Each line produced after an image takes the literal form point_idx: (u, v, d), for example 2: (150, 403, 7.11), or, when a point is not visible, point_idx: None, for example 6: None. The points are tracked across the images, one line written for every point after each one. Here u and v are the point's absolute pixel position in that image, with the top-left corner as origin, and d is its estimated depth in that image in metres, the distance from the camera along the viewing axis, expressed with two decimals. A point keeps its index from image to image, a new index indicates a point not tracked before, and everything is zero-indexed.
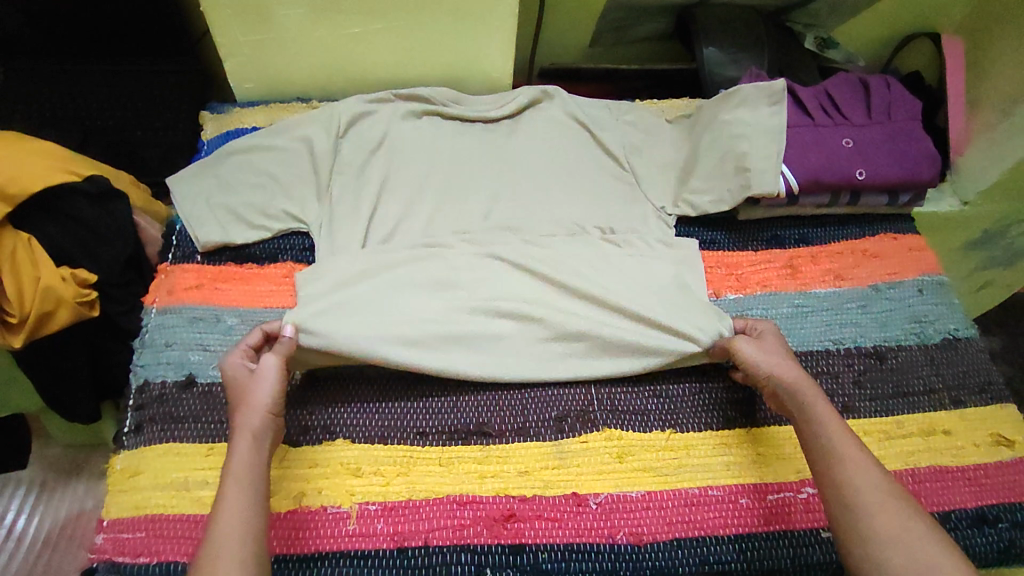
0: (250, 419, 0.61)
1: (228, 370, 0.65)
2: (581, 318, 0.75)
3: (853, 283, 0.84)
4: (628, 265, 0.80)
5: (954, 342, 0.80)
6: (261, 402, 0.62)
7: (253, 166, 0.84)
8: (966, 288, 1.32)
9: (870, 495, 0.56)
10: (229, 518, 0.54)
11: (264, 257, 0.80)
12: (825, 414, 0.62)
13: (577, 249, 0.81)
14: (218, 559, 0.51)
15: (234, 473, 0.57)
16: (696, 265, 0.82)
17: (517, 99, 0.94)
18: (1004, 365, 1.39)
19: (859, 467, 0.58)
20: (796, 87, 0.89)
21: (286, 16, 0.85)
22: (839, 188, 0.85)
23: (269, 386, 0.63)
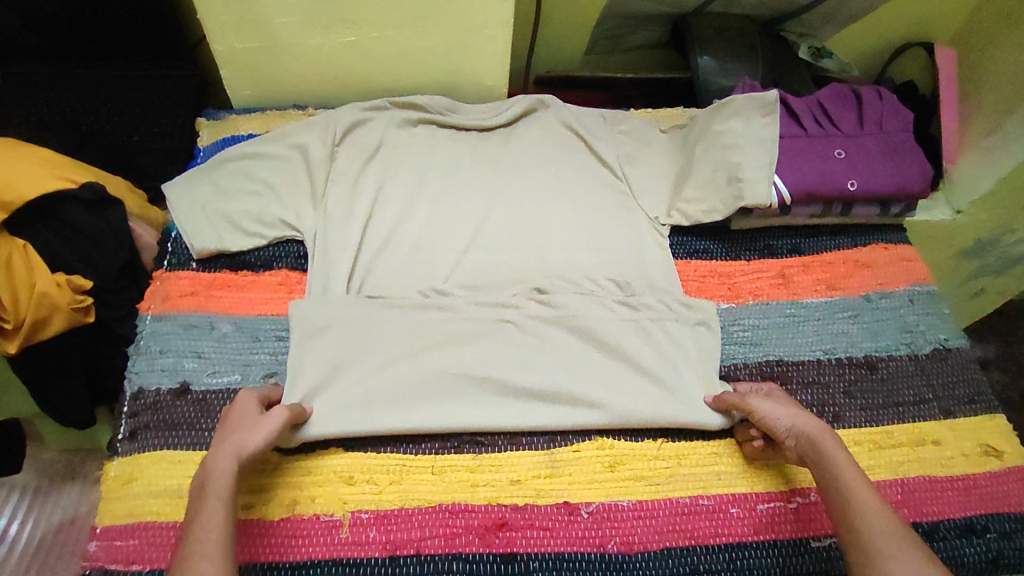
0: (239, 446, 0.61)
1: (240, 401, 0.66)
2: (576, 377, 0.73)
3: (845, 292, 0.84)
4: (645, 327, 0.77)
5: (944, 352, 0.81)
6: (255, 438, 0.62)
7: (250, 174, 0.85)
8: (960, 296, 1.33)
9: (888, 547, 0.55)
10: (198, 537, 0.54)
11: (259, 264, 0.80)
12: (845, 465, 0.62)
13: (590, 313, 0.77)
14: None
15: (213, 489, 0.57)
16: (717, 328, 0.78)
17: (513, 108, 0.95)
18: (998, 373, 1.39)
19: (879, 520, 0.57)
20: (789, 97, 0.90)
21: (282, 23, 0.86)
22: (831, 198, 0.85)
23: (261, 425, 0.63)
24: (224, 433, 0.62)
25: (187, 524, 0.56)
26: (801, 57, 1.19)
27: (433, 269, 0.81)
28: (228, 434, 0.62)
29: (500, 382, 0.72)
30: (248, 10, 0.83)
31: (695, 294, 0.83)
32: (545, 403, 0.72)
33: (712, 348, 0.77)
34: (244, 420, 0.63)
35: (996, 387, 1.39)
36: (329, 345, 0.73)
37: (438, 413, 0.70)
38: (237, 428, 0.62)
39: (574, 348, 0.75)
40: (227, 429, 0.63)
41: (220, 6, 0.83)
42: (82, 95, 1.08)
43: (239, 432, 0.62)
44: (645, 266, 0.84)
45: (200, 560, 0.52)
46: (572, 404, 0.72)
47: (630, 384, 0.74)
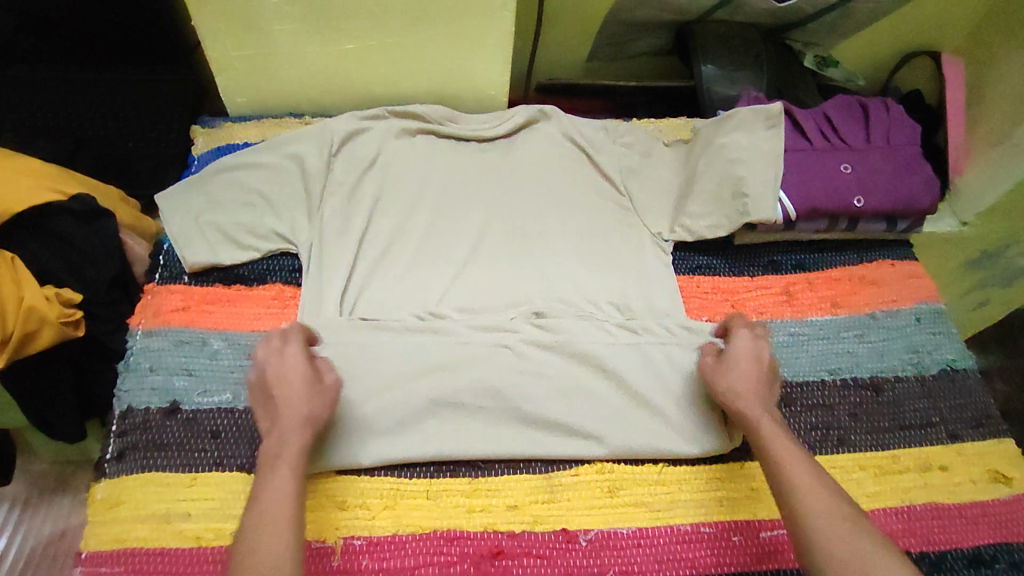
0: (307, 416, 0.63)
1: (297, 357, 0.66)
2: (576, 405, 0.72)
3: (850, 310, 0.83)
4: (649, 353, 0.75)
5: (952, 374, 0.79)
6: (321, 407, 0.64)
7: (243, 184, 0.83)
8: (964, 308, 1.31)
9: (821, 523, 0.55)
10: (273, 504, 0.55)
11: (252, 278, 0.79)
12: (780, 442, 0.62)
13: (589, 336, 0.75)
14: (263, 554, 0.52)
15: (284, 456, 0.59)
16: None
17: (514, 119, 0.94)
18: (1001, 385, 1.38)
19: (812, 497, 0.57)
20: (794, 109, 0.88)
21: (278, 31, 0.84)
22: (837, 214, 0.84)
23: (322, 393, 0.65)
24: (291, 394, 0.63)
25: (256, 490, 0.57)
26: (805, 65, 1.18)
27: (429, 289, 0.80)
28: (291, 401, 0.63)
29: (495, 408, 0.71)
30: (243, 18, 0.82)
31: (697, 311, 0.82)
32: (543, 428, 0.70)
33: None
34: (304, 386, 0.64)
35: (999, 399, 1.37)
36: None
37: (432, 441, 0.68)
38: (302, 395, 0.63)
39: (573, 371, 0.74)
40: (288, 394, 0.63)
41: (215, 14, 0.81)
42: (76, 102, 1.06)
43: (303, 399, 0.63)
44: (648, 289, 0.82)
45: (282, 528, 0.54)
46: (571, 432, 0.70)
47: (633, 416, 0.72)
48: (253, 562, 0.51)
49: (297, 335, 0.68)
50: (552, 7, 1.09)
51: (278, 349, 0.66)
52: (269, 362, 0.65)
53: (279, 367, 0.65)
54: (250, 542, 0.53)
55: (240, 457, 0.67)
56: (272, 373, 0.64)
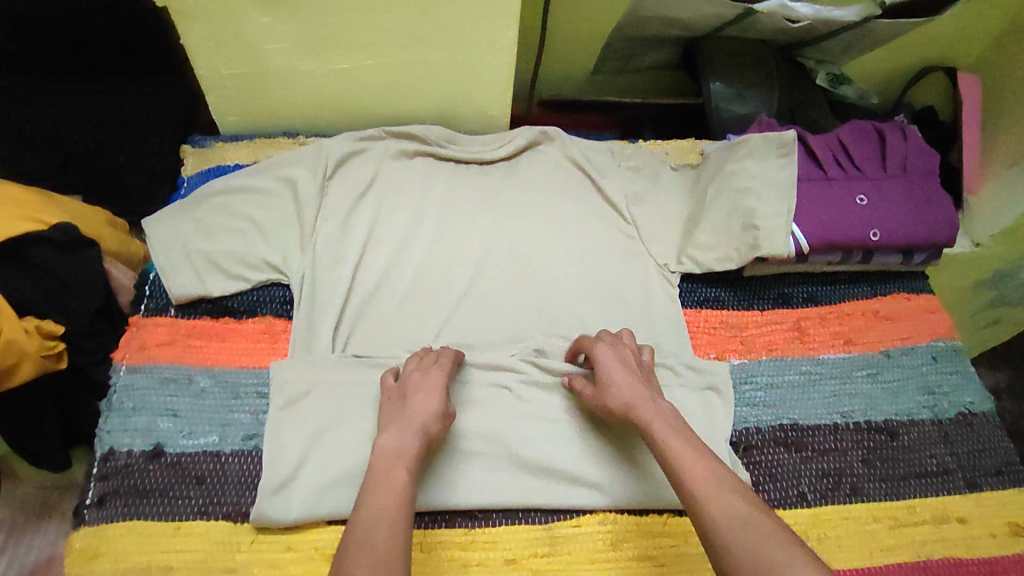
0: (426, 428, 0.62)
1: (438, 373, 0.67)
2: (575, 449, 0.69)
3: (864, 347, 0.80)
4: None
5: (970, 417, 0.76)
6: (439, 427, 0.63)
7: (234, 210, 0.80)
8: (973, 327, 1.29)
9: (723, 523, 0.52)
10: (389, 502, 0.55)
11: (241, 310, 0.76)
12: (673, 446, 0.59)
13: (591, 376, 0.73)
14: (372, 545, 0.51)
15: (404, 457, 0.59)
16: (729, 395, 0.74)
17: (516, 140, 0.90)
18: (1010, 404, 1.35)
19: (711, 496, 0.54)
20: (807, 135, 0.85)
21: (272, 50, 0.81)
22: (852, 247, 0.80)
23: (444, 411, 0.65)
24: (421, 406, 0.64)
25: (373, 484, 0.56)
26: (817, 84, 1.14)
27: (425, 323, 0.77)
28: (418, 412, 0.63)
29: (494, 452, 0.68)
30: (235, 36, 0.78)
31: (705, 348, 0.79)
32: (543, 473, 0.68)
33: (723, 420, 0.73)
34: (435, 401, 0.64)
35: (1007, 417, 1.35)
36: (316, 408, 0.68)
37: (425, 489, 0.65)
38: (431, 408, 0.63)
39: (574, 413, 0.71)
40: (419, 405, 0.63)
41: (204, 32, 0.78)
42: (60, 114, 1.03)
43: (430, 412, 0.63)
44: (655, 324, 0.79)
45: (394, 526, 0.53)
46: (569, 479, 0.68)
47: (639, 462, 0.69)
48: (364, 550, 0.50)
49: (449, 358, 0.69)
50: (556, 20, 1.06)
51: (422, 367, 0.67)
52: (410, 375, 0.67)
53: (418, 381, 0.66)
54: (355, 536, 0.52)
55: (226, 505, 0.64)
56: (411, 385, 0.66)
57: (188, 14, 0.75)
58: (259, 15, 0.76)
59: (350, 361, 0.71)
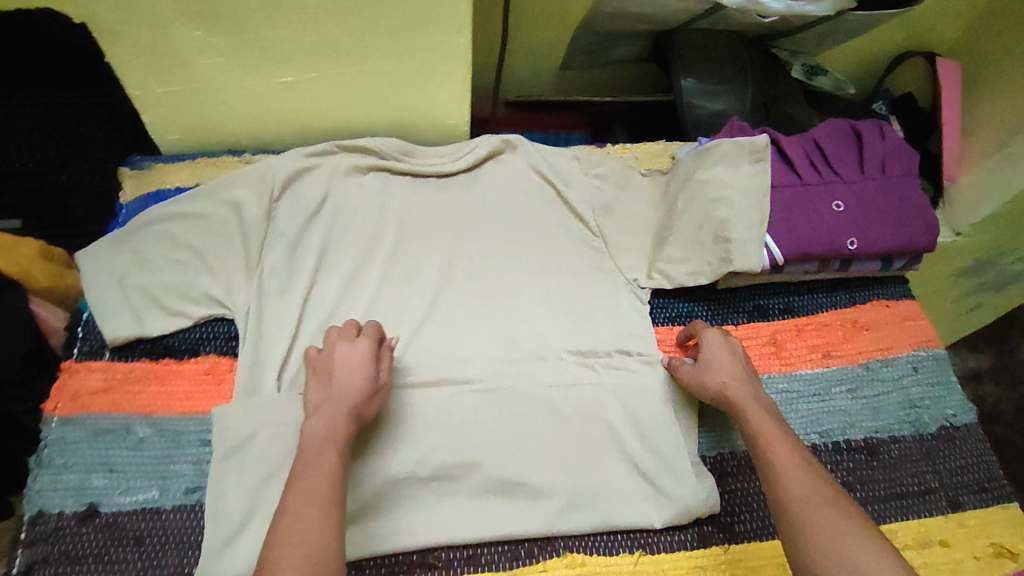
0: (354, 407, 0.59)
1: (358, 352, 0.62)
2: (543, 480, 0.65)
3: (843, 360, 0.77)
4: (623, 408, 0.70)
5: (952, 431, 0.73)
6: (372, 405, 0.61)
7: (176, 238, 0.76)
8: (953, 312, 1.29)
9: (799, 494, 0.55)
10: (319, 490, 0.53)
11: (183, 349, 0.71)
12: (762, 419, 0.62)
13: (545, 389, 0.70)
14: (303, 536, 0.50)
15: (332, 440, 0.56)
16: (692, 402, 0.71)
17: (476, 150, 0.86)
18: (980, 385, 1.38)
19: (794, 471, 0.57)
20: (780, 137, 0.81)
21: (207, 64, 0.75)
22: (828, 257, 0.77)
23: (376, 385, 0.62)
24: (342, 382, 0.60)
25: (301, 475, 0.54)
26: (793, 76, 1.09)
27: None
28: (347, 391, 0.59)
29: (455, 489, 0.65)
30: (165, 51, 0.72)
31: None
32: (511, 501, 0.64)
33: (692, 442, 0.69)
34: (363, 378, 0.61)
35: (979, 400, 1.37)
36: (264, 456, 0.64)
37: (383, 537, 0.62)
38: (361, 387, 0.60)
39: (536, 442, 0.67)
40: (345, 382, 0.60)
41: (130, 47, 0.71)
42: None
43: (360, 390, 0.60)
44: (623, 340, 0.74)
45: (322, 512, 0.52)
46: (537, 514, 0.64)
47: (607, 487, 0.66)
48: (293, 537, 0.50)
49: (366, 334, 0.64)
50: (517, 16, 1.00)
51: (349, 337, 0.63)
52: (338, 345, 0.62)
53: (345, 353, 0.62)
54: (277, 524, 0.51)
55: (166, 567, 0.60)
56: (336, 358, 0.61)
57: (111, 29, 0.69)
58: (190, 29, 0.70)
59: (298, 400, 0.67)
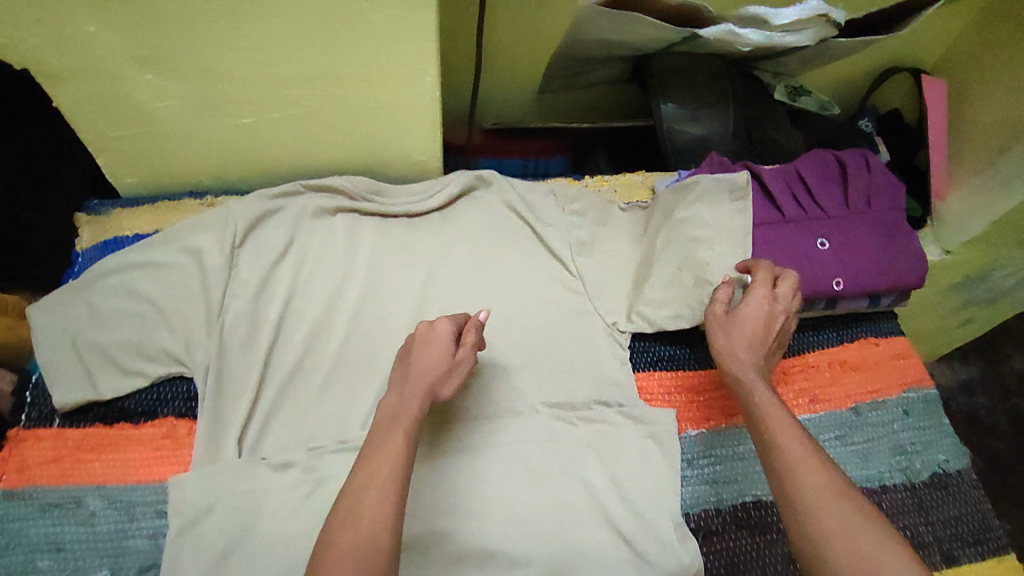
0: (432, 387, 0.59)
1: (437, 335, 0.61)
2: (524, 542, 0.62)
3: (831, 404, 0.74)
4: (602, 463, 0.67)
5: (944, 479, 0.71)
6: (449, 385, 0.60)
7: (132, 291, 0.72)
8: (943, 325, 1.28)
9: (809, 486, 0.53)
10: (383, 470, 0.53)
11: (139, 412, 0.67)
12: (775, 412, 0.59)
13: (525, 445, 0.67)
14: (367, 510, 0.50)
15: (406, 418, 0.56)
16: (672, 455, 0.68)
17: (448, 188, 0.82)
18: (972, 395, 1.39)
19: (809, 465, 0.55)
20: (762, 172, 0.78)
21: (163, 108, 0.71)
22: (813, 298, 0.74)
23: (455, 369, 0.61)
24: (418, 362, 0.60)
25: (365, 465, 0.53)
26: (776, 97, 1.06)
27: (353, 409, 0.69)
28: (426, 369, 0.59)
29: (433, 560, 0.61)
30: (116, 96, 0.68)
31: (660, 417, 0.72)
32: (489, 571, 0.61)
33: (675, 500, 0.66)
34: (442, 356, 0.60)
35: (968, 413, 1.37)
36: (222, 527, 0.61)
37: None
38: (438, 366, 0.60)
39: (515, 503, 0.64)
40: (425, 361, 0.60)
41: (80, 92, 0.67)
42: None
43: (442, 370, 0.59)
44: (601, 390, 0.72)
45: (387, 483, 0.52)
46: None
47: (589, 549, 0.63)
48: (357, 510, 0.50)
49: (449, 322, 0.63)
50: (492, 39, 0.97)
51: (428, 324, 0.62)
52: (419, 327, 0.62)
53: (425, 333, 0.62)
54: (350, 492, 0.52)
55: None
56: (417, 338, 0.62)
57: (57, 75, 0.65)
58: (141, 73, 0.66)
59: (259, 465, 0.64)
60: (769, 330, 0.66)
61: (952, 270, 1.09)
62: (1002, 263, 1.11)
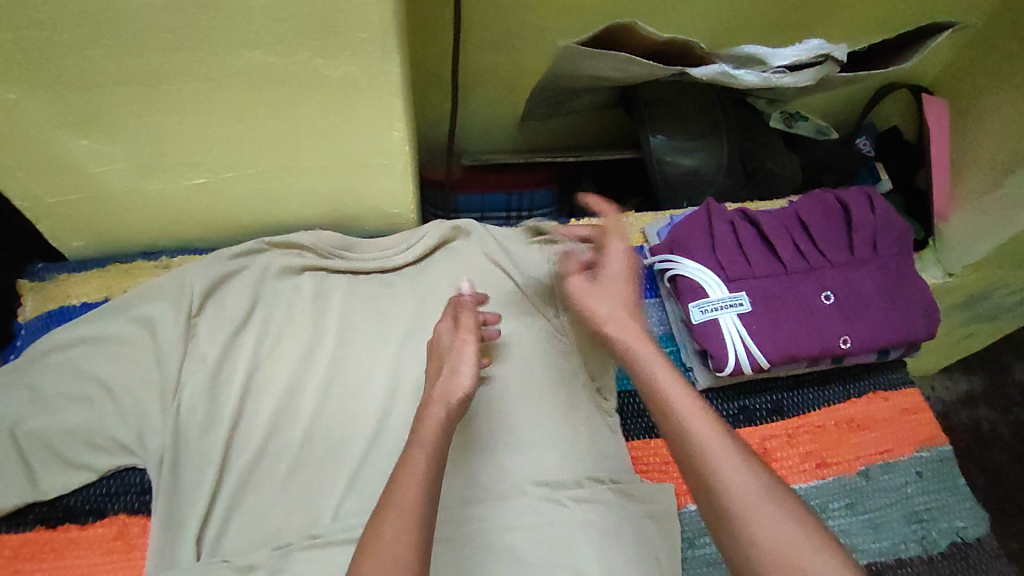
0: (449, 394, 0.57)
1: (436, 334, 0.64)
2: None
3: (840, 468, 0.69)
4: (596, 547, 0.60)
5: (963, 548, 0.67)
6: (464, 374, 0.59)
7: (78, 370, 0.65)
8: (949, 343, 1.23)
9: (728, 483, 0.45)
10: (410, 500, 0.48)
11: (86, 510, 0.62)
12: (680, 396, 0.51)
13: (513, 527, 0.61)
14: (383, 544, 0.45)
15: (419, 443, 0.52)
16: (671, 533, 0.64)
17: (425, 240, 0.77)
18: (981, 409, 1.34)
19: (721, 452, 0.47)
20: (761, 215, 0.74)
21: (103, 172, 0.65)
22: (819, 356, 0.69)
23: (467, 361, 0.60)
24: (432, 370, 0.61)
25: (384, 505, 0.47)
26: (772, 126, 1.03)
27: (323, 494, 0.64)
28: (438, 370, 0.60)
29: None
30: (51, 162, 0.62)
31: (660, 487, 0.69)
32: None
33: None
34: (448, 350, 0.62)
35: (978, 429, 1.32)
36: None
37: None
38: (447, 360, 0.60)
39: None
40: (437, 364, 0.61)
41: (8, 161, 0.61)
42: None
43: (452, 368, 0.59)
44: (594, 466, 0.66)
45: (409, 517, 0.47)
46: None
47: None
48: (372, 549, 0.45)
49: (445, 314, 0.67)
50: (467, 72, 0.90)
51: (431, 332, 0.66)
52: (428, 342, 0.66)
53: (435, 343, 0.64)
54: (374, 526, 0.46)
55: None
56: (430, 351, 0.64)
57: None
58: (74, 139, 0.60)
59: (219, 567, 0.57)
60: (636, 296, 0.61)
61: (957, 294, 1.04)
62: (1009, 284, 1.06)
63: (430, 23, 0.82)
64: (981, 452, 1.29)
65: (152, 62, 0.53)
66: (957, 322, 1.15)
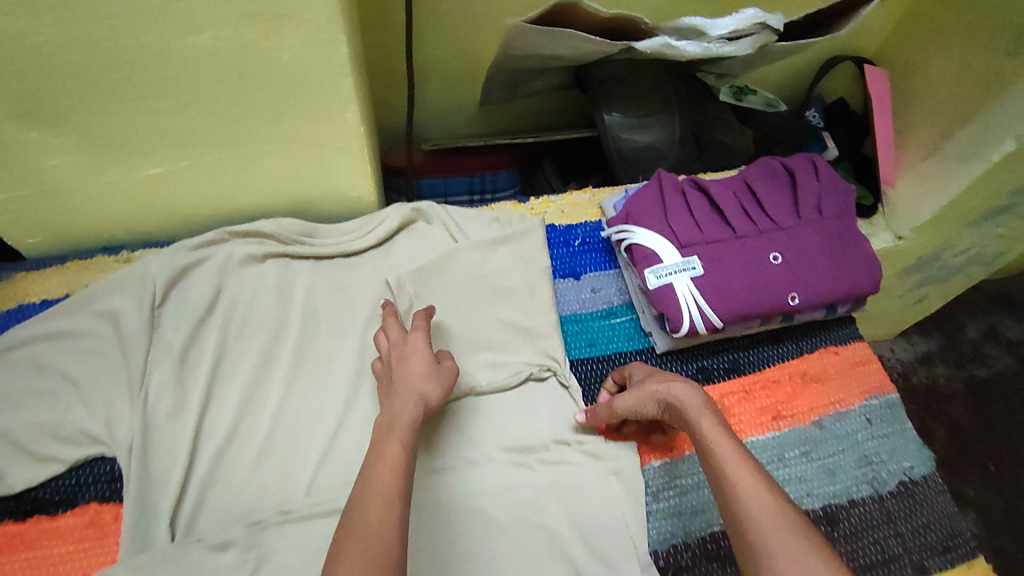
0: (421, 391, 0.58)
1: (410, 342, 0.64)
2: None
3: (794, 419, 0.73)
4: (564, 505, 0.64)
5: (911, 486, 0.71)
6: (433, 387, 0.59)
7: (43, 364, 0.65)
8: (903, 305, 1.28)
9: (756, 518, 0.47)
10: (387, 474, 0.49)
11: (55, 501, 0.62)
12: (719, 442, 0.52)
13: (485, 493, 0.64)
14: (364, 521, 0.46)
15: (397, 432, 0.53)
16: (637, 488, 0.66)
17: (384, 223, 0.78)
18: (937, 366, 1.40)
19: (752, 491, 0.48)
20: (710, 184, 0.77)
21: (55, 165, 0.64)
22: (771, 314, 0.73)
23: (440, 377, 0.61)
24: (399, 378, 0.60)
25: (364, 486, 0.49)
26: (723, 99, 1.04)
27: (296, 473, 0.65)
28: (409, 375, 0.60)
29: None
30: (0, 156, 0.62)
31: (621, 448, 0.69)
32: None
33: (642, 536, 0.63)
34: (422, 363, 0.61)
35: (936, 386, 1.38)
36: None
37: None
38: (420, 371, 0.61)
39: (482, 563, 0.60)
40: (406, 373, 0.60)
41: None
42: None
43: (424, 377, 0.60)
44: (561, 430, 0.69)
45: (389, 491, 0.48)
46: None
47: None
48: (358, 527, 0.45)
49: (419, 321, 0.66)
50: (422, 58, 0.92)
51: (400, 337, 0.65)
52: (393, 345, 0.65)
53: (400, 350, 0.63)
54: (353, 505, 0.48)
55: None
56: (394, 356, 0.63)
57: None
58: (21, 131, 0.60)
59: (195, 548, 0.58)
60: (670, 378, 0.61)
61: (907, 255, 1.09)
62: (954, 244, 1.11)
63: (381, 10, 0.83)
64: (939, 407, 1.35)
65: (96, 49, 0.54)
66: (909, 283, 1.20)
